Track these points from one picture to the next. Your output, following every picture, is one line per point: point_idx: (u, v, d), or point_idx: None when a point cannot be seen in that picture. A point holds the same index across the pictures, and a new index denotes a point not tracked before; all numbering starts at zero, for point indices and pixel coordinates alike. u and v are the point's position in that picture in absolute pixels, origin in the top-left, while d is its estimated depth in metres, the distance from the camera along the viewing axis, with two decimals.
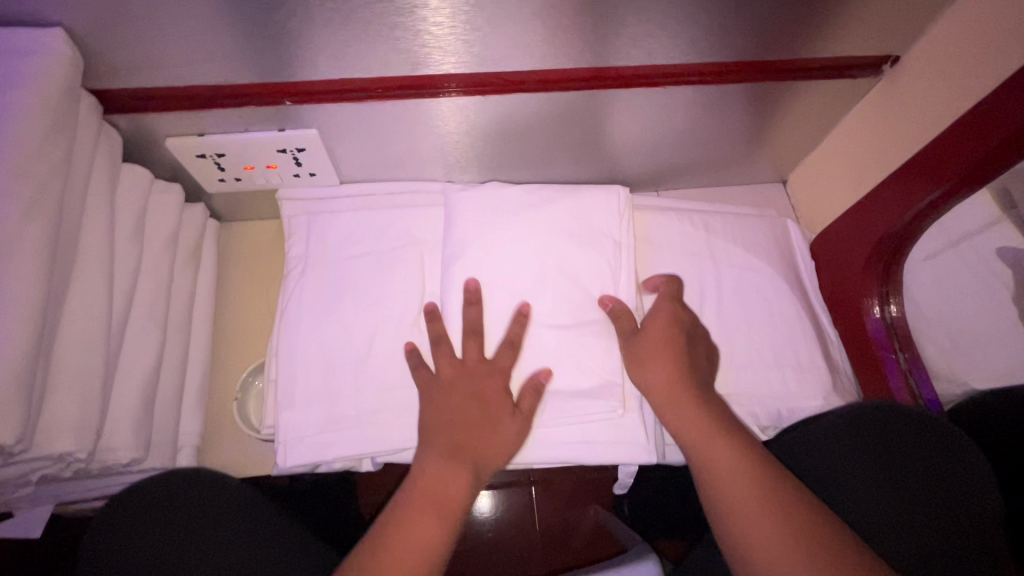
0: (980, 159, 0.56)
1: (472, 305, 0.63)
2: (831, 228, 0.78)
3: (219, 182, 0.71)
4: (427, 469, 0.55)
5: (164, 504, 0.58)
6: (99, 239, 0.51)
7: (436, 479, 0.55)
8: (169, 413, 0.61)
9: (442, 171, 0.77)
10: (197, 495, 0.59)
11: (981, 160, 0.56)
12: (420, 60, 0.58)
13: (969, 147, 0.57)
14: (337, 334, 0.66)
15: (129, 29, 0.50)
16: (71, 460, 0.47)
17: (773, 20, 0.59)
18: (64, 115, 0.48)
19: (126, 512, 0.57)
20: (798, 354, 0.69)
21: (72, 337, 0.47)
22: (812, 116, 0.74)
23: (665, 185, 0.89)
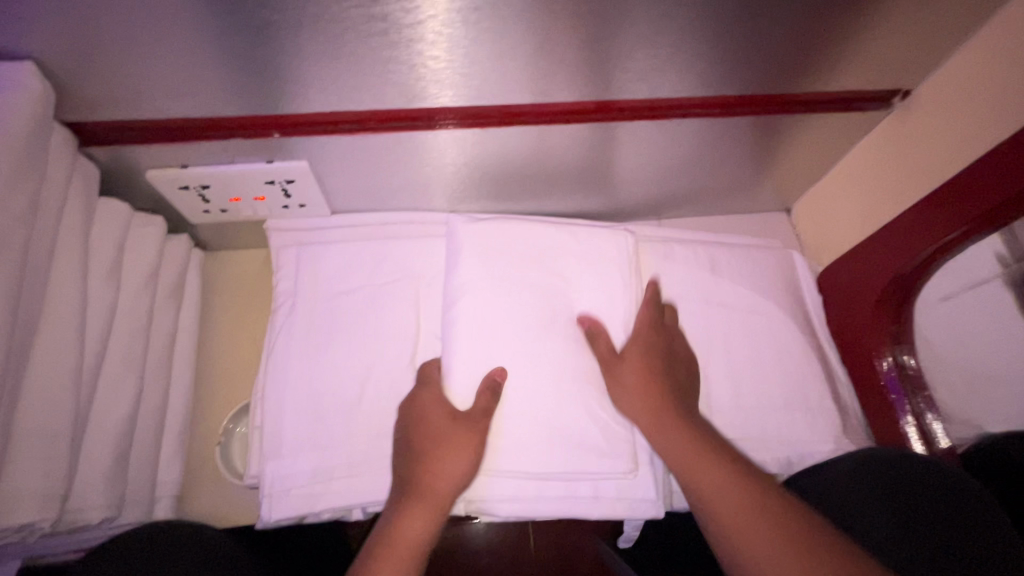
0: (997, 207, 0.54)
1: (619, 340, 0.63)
2: (840, 260, 0.76)
3: (203, 214, 0.67)
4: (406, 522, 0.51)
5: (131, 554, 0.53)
6: (69, 286, 0.48)
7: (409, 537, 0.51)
8: (147, 463, 0.58)
9: (438, 202, 0.74)
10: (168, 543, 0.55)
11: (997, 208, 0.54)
12: (414, 93, 0.55)
13: (983, 194, 0.56)
14: (362, 357, 0.64)
15: (104, 62, 0.47)
16: (35, 528, 0.43)
17: (782, 55, 0.57)
18: (32, 156, 0.44)
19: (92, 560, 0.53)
20: (806, 394, 0.67)
21: (38, 395, 0.44)
22: (818, 147, 0.72)
23: (667, 214, 0.87)
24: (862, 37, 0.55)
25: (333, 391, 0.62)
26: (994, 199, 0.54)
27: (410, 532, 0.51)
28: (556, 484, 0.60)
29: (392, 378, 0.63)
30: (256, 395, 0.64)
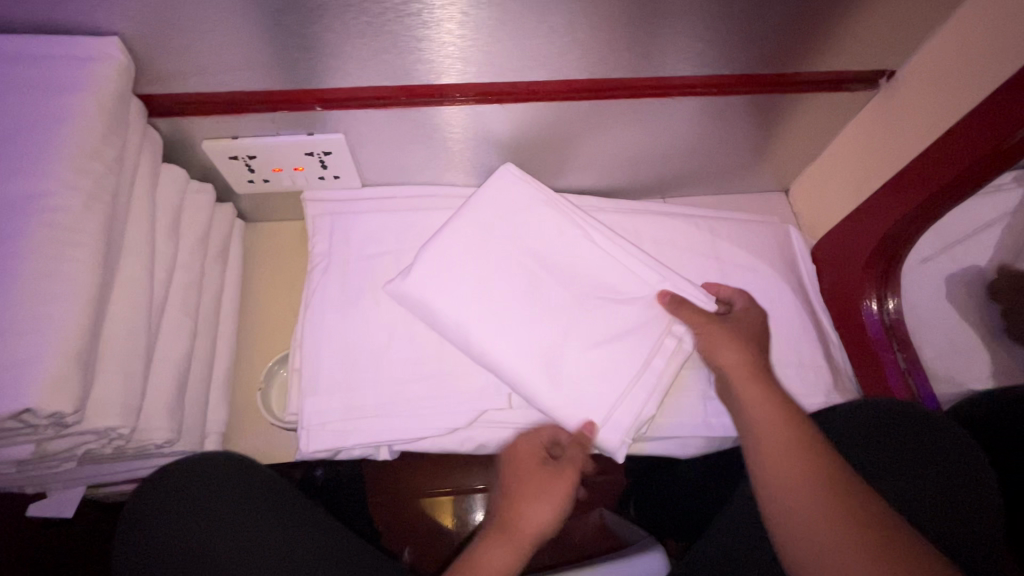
0: (981, 156, 0.58)
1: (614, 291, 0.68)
2: (832, 232, 0.81)
3: (248, 183, 0.75)
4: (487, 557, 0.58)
5: (194, 488, 0.61)
6: (141, 232, 0.55)
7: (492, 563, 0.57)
8: (199, 401, 0.64)
9: (459, 176, 0.81)
10: (225, 480, 0.62)
11: (982, 158, 0.58)
12: (442, 70, 0.62)
13: (967, 146, 0.60)
14: (394, 308, 0.70)
15: (177, 39, 0.54)
16: (114, 437, 0.50)
17: (775, 36, 0.62)
18: (117, 117, 0.52)
19: (160, 492, 0.61)
20: (800, 354, 0.72)
21: (119, 321, 0.51)
22: (811, 126, 0.78)
23: (672, 193, 0.92)
24: (846, 18, 0.61)
25: (362, 342, 0.69)
26: (978, 148, 0.58)
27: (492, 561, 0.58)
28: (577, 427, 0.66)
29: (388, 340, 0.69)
30: (293, 347, 0.70)
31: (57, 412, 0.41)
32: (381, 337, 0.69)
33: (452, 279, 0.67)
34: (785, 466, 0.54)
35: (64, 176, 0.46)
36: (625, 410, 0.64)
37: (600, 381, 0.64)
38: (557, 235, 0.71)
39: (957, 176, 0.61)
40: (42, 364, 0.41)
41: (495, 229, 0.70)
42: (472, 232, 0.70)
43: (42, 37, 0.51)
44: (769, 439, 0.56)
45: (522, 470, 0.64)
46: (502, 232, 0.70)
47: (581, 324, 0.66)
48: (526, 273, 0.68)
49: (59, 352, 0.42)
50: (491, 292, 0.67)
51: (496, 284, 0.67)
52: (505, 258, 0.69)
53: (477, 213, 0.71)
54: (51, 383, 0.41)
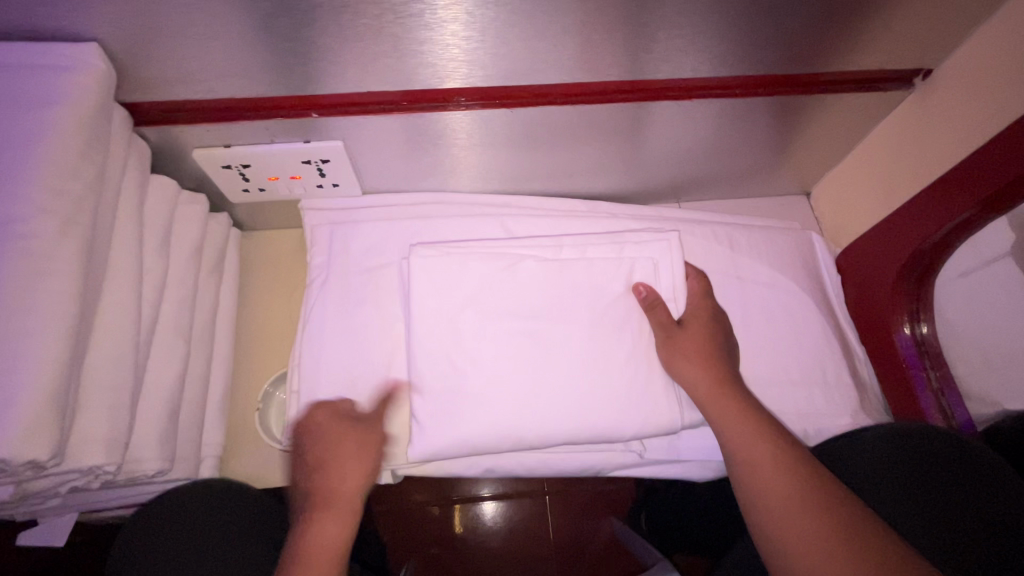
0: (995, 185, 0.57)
1: (600, 314, 0.65)
2: (858, 242, 0.77)
3: (243, 193, 0.71)
4: (316, 526, 0.53)
5: (192, 510, 0.59)
6: (128, 252, 0.52)
7: (318, 536, 0.52)
8: (194, 426, 0.61)
9: (463, 182, 0.77)
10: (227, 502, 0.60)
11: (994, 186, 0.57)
12: (445, 74, 0.58)
13: (990, 169, 0.58)
14: (380, 334, 0.67)
15: (161, 45, 0.50)
16: (100, 474, 0.47)
17: (805, 34, 0.58)
18: (98, 131, 0.48)
19: (156, 515, 0.58)
20: (822, 370, 0.69)
21: (103, 348, 0.48)
22: (838, 128, 0.73)
23: (686, 197, 0.88)
24: (883, 16, 0.56)
25: (355, 368, 0.65)
26: (1001, 173, 0.56)
27: (321, 548, 0.51)
28: (579, 453, 0.66)
29: (371, 373, 0.65)
30: (293, 365, 0.67)
31: (34, 460, 0.39)
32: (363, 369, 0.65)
33: (432, 311, 0.63)
34: (749, 455, 0.54)
35: (38, 199, 0.42)
36: (638, 426, 0.62)
37: (625, 413, 0.62)
38: (554, 286, 0.65)
39: (982, 194, 0.58)
40: (15, 409, 0.38)
41: (489, 284, 0.65)
42: (445, 265, 0.65)
43: (15, 45, 0.47)
44: (728, 431, 0.56)
45: (328, 448, 0.58)
46: (495, 281, 0.65)
47: (595, 365, 0.63)
48: (509, 304, 0.65)
49: (34, 396, 0.39)
50: (494, 353, 0.63)
51: (498, 343, 0.63)
52: (500, 319, 0.64)
53: (465, 263, 0.65)
54: (26, 428, 0.38)
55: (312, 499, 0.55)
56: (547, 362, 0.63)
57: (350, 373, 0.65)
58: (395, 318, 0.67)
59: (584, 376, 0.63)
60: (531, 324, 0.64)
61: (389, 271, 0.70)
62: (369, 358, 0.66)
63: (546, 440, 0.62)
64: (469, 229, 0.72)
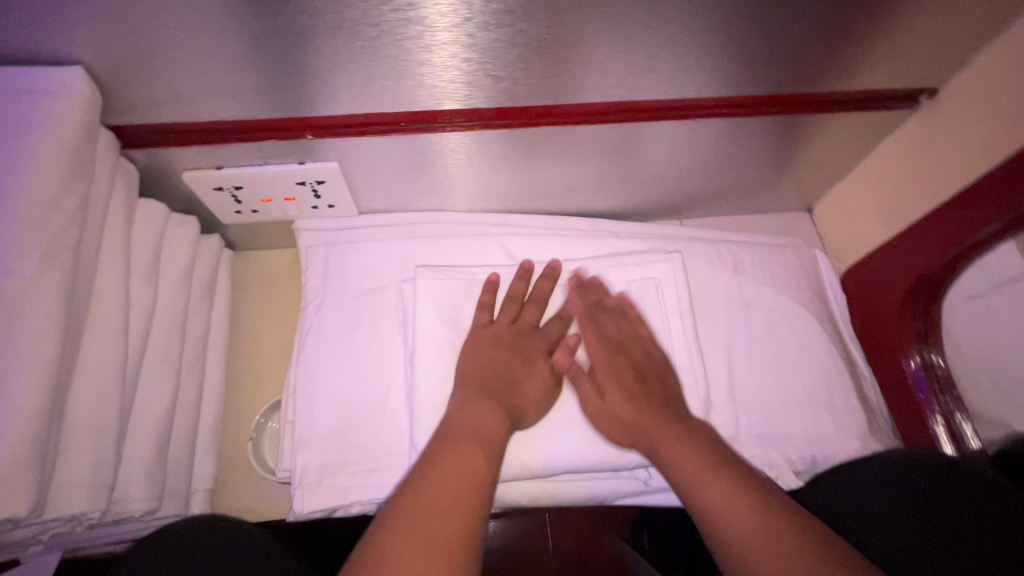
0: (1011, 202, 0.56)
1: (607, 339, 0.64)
2: (863, 261, 0.76)
3: (235, 215, 0.69)
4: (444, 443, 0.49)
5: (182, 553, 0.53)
6: (114, 284, 0.50)
7: (441, 487, 0.45)
8: (183, 459, 0.59)
9: (462, 201, 0.75)
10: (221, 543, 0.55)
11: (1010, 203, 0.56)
12: (445, 95, 0.56)
13: (1006, 191, 0.56)
14: (378, 360, 0.65)
15: (148, 68, 0.48)
16: (83, 519, 0.45)
17: (811, 54, 0.57)
18: (79, 160, 0.46)
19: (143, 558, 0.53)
20: (829, 393, 0.68)
21: (86, 387, 0.45)
22: (843, 145, 0.72)
23: (689, 214, 0.87)
24: (890, 37, 0.56)
25: (349, 393, 0.63)
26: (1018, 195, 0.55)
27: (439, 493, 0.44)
28: (584, 482, 0.64)
29: (367, 399, 0.63)
30: (287, 392, 0.65)
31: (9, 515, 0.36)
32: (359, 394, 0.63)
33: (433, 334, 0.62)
34: (703, 481, 0.50)
35: (16, 234, 0.40)
36: (644, 454, 0.61)
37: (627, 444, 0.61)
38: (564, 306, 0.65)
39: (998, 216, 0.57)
40: None
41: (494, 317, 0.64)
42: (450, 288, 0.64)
43: None
44: (671, 455, 0.53)
45: (467, 352, 0.60)
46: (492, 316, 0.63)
47: (600, 395, 0.62)
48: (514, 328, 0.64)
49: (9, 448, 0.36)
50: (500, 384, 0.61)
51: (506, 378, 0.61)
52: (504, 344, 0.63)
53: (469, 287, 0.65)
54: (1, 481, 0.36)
55: (484, 395, 0.55)
56: (554, 394, 0.61)
57: (344, 399, 0.63)
58: (394, 341, 0.66)
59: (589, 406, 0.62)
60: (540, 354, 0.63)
61: (388, 293, 0.68)
62: (366, 385, 0.63)
63: (548, 468, 0.60)
64: (470, 251, 0.71)
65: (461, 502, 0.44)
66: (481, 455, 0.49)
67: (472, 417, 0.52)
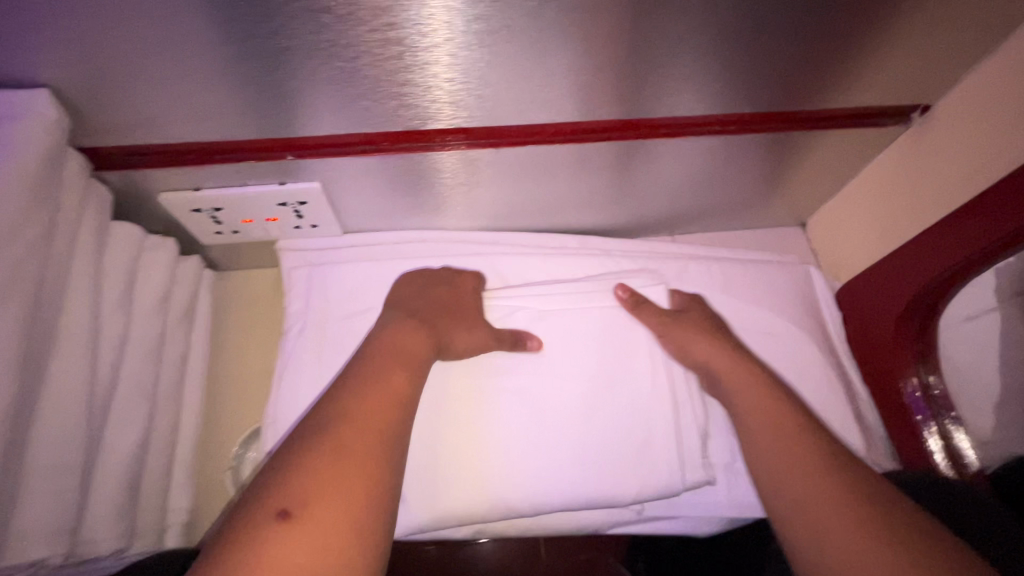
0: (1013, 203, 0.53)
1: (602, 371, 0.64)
2: (857, 278, 0.74)
3: (215, 235, 0.67)
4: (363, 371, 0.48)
5: None
6: (81, 315, 0.48)
7: (364, 405, 0.44)
8: (156, 491, 0.56)
9: (450, 220, 0.74)
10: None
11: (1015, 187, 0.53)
12: (428, 115, 0.54)
13: (998, 209, 0.55)
14: None
15: (119, 90, 0.47)
16: (45, 563, 0.42)
17: (803, 72, 0.56)
18: (43, 186, 0.44)
19: None
20: (825, 416, 0.66)
21: (49, 424, 0.43)
22: (834, 160, 0.71)
23: (681, 230, 0.86)
24: (880, 55, 0.55)
25: None
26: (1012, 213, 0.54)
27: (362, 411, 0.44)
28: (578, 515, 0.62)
29: None
30: (266, 420, 0.62)
31: None
32: None
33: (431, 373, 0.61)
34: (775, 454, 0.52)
35: None
36: (637, 482, 0.59)
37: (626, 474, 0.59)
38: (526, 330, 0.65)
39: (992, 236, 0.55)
40: None
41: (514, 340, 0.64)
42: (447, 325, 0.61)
43: None
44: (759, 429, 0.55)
45: (429, 297, 0.61)
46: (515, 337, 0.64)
47: (594, 419, 0.61)
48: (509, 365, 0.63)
49: None
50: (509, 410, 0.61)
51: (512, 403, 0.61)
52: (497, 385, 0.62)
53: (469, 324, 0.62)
54: None
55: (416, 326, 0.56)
56: (549, 421, 0.61)
57: None
58: None
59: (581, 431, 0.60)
60: (551, 379, 0.63)
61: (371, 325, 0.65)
62: None
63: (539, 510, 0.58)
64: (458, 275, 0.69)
65: (384, 422, 0.44)
66: (405, 377, 0.49)
67: (399, 336, 0.53)
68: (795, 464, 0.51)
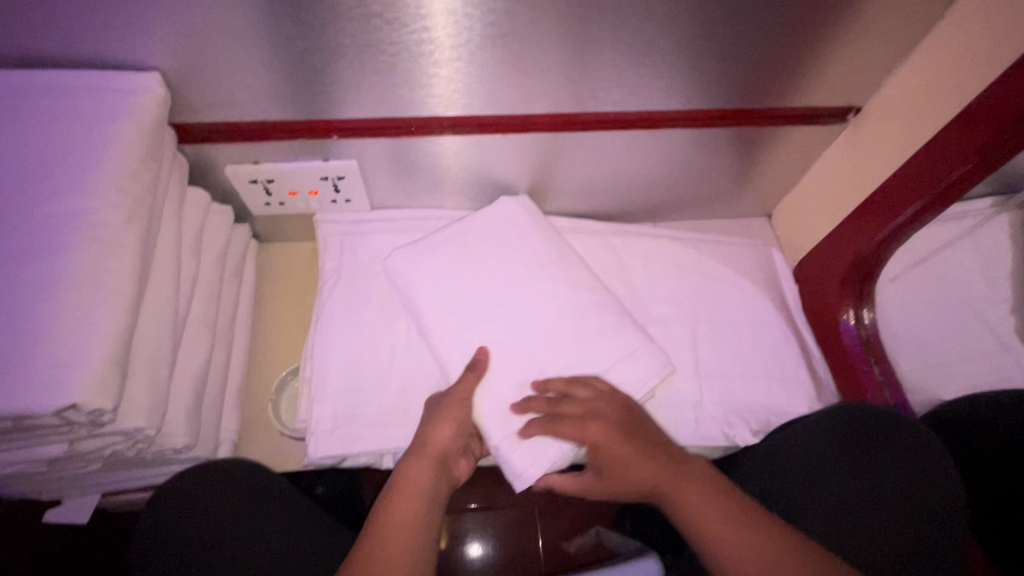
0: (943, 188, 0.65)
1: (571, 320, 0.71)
2: (811, 256, 0.87)
3: (264, 206, 0.79)
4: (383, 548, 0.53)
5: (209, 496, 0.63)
6: (170, 249, 0.59)
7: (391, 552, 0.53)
8: (213, 409, 0.67)
9: (462, 199, 0.86)
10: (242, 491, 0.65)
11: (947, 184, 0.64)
12: (450, 103, 0.67)
13: (915, 182, 0.68)
14: (387, 331, 0.74)
15: (210, 74, 0.60)
16: (139, 438, 0.53)
17: (752, 74, 0.69)
18: (155, 143, 0.57)
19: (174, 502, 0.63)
20: (782, 367, 0.77)
21: (148, 327, 0.55)
22: (788, 156, 0.84)
23: (663, 217, 0.97)
24: (812, 62, 0.68)
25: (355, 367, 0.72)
26: (927, 184, 0.66)
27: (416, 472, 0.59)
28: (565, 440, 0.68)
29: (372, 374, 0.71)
30: (304, 356, 0.73)
31: (98, 409, 0.45)
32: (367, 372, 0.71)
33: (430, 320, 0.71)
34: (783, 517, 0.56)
35: (106, 195, 0.51)
36: None
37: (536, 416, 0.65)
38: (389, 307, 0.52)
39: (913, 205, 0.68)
40: (84, 366, 0.44)
41: None
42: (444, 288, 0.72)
43: (89, 72, 0.57)
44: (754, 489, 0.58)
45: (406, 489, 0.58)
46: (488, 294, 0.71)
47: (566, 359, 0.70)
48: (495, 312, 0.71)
49: (100, 356, 0.45)
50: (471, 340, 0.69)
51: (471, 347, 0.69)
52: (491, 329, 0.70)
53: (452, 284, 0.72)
54: (95, 381, 0.44)
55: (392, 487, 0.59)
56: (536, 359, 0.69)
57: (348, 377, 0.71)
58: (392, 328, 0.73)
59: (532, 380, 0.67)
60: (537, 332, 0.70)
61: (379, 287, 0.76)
62: (371, 357, 0.72)
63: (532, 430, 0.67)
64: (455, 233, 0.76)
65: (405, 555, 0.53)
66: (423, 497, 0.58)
67: (415, 472, 0.59)
68: (728, 522, 0.56)
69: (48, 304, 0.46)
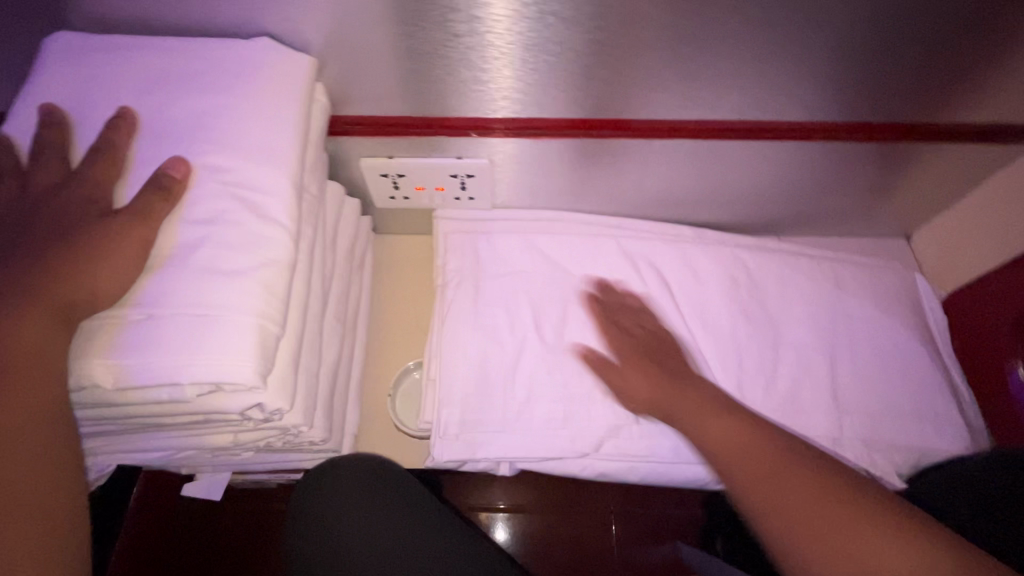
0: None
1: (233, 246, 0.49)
2: (967, 289, 0.79)
3: (388, 199, 0.79)
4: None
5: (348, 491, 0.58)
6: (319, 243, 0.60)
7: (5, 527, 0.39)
8: (342, 404, 0.67)
9: (583, 204, 0.82)
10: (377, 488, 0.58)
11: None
12: (597, 102, 0.65)
13: None
14: (506, 333, 0.73)
15: (367, 63, 0.60)
16: (291, 434, 0.54)
17: (933, 80, 0.62)
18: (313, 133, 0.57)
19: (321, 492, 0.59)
20: (930, 410, 0.73)
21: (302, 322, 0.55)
22: (948, 175, 0.76)
23: (788, 233, 0.90)
24: (1003, 68, 0.61)
25: (475, 372, 0.71)
26: None
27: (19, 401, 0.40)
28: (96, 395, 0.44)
29: (495, 378, 0.71)
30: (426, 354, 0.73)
31: (276, 408, 0.48)
32: (492, 375, 0.71)
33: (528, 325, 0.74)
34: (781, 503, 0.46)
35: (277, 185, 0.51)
36: None
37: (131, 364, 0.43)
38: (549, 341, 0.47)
39: None
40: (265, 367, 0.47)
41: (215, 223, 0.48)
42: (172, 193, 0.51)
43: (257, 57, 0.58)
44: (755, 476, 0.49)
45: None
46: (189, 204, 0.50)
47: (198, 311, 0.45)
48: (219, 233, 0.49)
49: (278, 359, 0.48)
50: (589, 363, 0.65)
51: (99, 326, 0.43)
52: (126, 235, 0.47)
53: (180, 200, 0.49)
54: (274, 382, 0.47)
55: None
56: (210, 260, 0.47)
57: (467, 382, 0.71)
58: (511, 333, 0.73)
59: (143, 355, 0.43)
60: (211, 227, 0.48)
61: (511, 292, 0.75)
62: (494, 364, 0.71)
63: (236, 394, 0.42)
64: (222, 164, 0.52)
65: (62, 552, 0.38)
66: None
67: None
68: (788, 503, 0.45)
69: (204, 302, 0.45)
